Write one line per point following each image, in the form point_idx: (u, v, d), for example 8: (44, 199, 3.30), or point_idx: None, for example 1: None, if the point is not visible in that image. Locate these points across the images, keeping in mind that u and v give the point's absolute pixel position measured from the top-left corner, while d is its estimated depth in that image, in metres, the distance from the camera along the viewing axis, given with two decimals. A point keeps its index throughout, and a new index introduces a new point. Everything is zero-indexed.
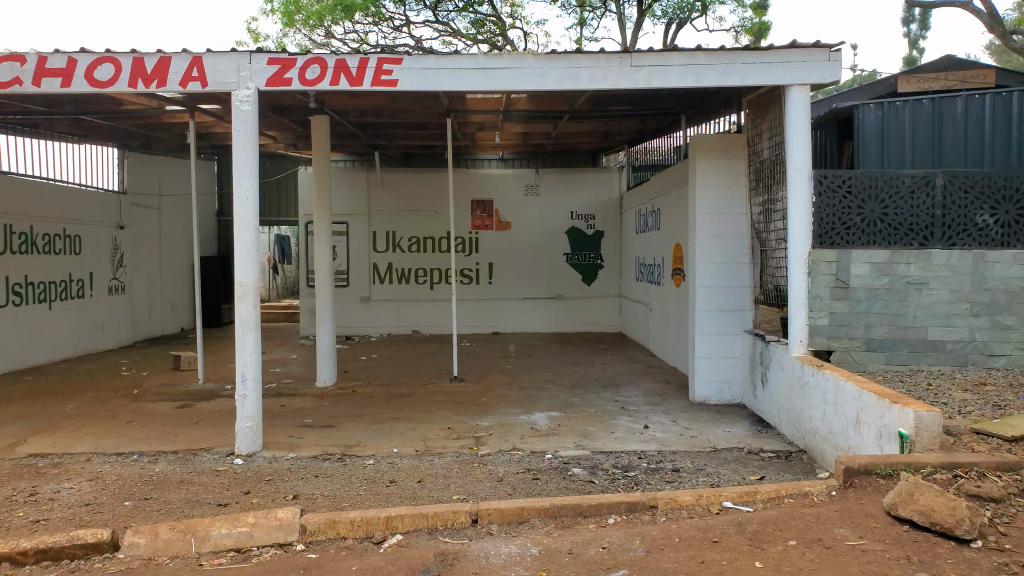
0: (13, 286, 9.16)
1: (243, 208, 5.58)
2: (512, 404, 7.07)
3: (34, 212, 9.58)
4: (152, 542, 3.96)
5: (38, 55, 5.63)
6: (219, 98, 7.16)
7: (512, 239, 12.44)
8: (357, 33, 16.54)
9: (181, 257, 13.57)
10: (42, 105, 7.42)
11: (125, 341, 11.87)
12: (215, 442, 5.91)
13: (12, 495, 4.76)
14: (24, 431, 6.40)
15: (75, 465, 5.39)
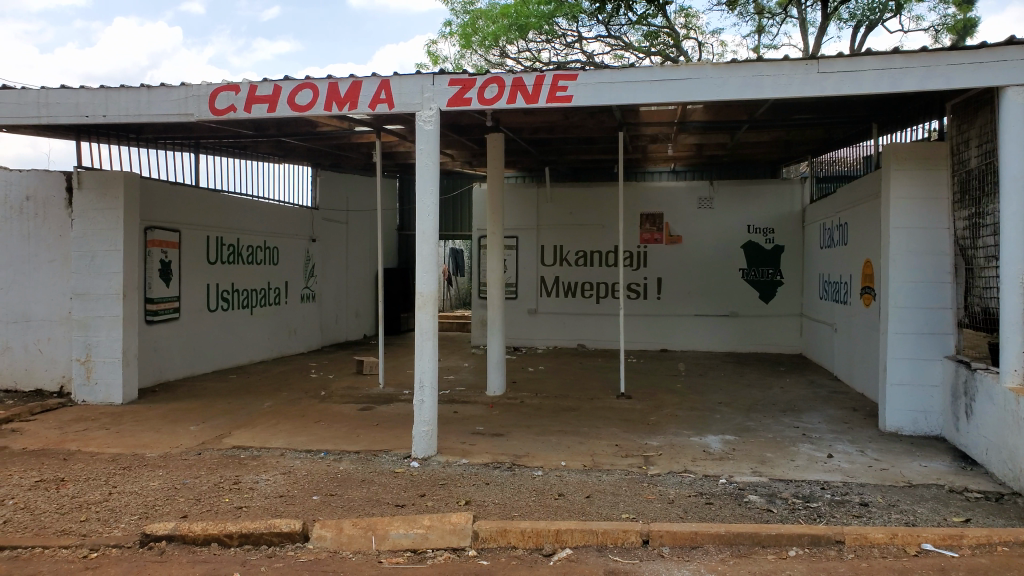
0: (222, 293, 10.15)
1: (424, 223, 5.84)
2: (684, 425, 6.88)
3: (242, 225, 10.57)
4: (338, 536, 4.21)
5: (250, 84, 6.23)
6: (403, 119, 7.57)
7: (683, 254, 12.17)
8: (530, 51, 16.92)
9: (365, 268, 14.44)
10: (251, 129, 8.20)
11: (315, 345, 12.80)
12: (394, 444, 6.21)
13: (219, 482, 5.24)
14: (229, 424, 7.06)
15: (272, 459, 5.85)
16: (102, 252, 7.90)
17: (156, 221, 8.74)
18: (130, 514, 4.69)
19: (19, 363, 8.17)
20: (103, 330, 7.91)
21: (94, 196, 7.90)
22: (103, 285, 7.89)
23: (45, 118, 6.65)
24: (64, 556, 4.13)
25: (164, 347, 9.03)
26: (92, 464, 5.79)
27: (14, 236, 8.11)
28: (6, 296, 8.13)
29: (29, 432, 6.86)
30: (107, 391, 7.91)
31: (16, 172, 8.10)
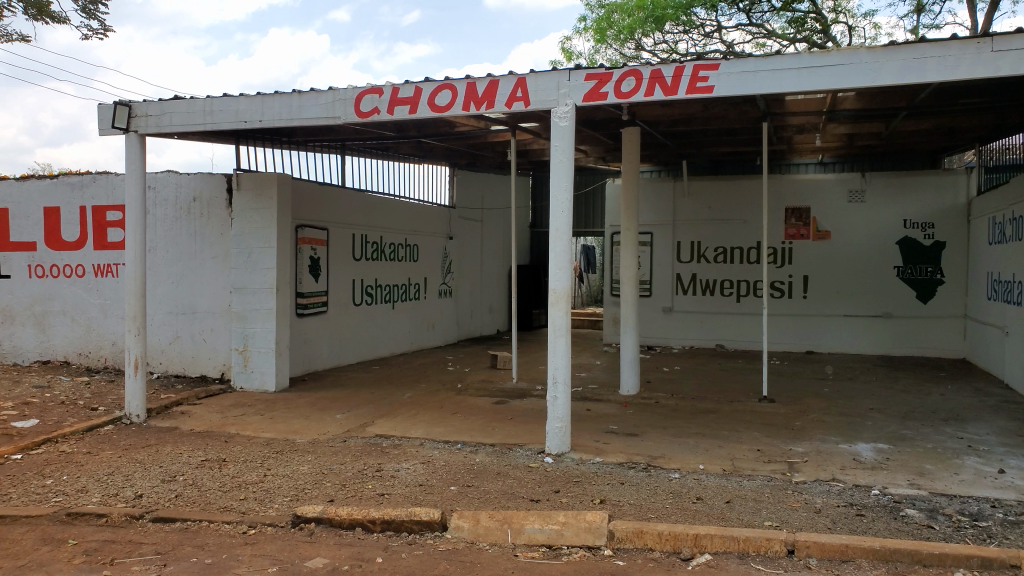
0: (366, 288, 10.60)
1: (559, 219, 5.83)
2: (831, 431, 6.51)
3: (384, 224, 10.99)
4: (474, 527, 4.28)
5: (392, 87, 6.46)
6: (538, 116, 7.61)
7: (831, 251, 11.54)
8: (667, 43, 16.58)
9: (499, 264, 14.66)
10: (392, 130, 8.51)
11: (451, 340, 13.14)
12: (529, 439, 6.25)
13: (363, 468, 5.48)
14: (372, 413, 7.36)
15: (411, 449, 6.04)
16: (258, 249, 8.45)
17: (307, 220, 9.23)
18: (282, 495, 4.98)
19: (186, 351, 8.86)
20: (259, 322, 8.45)
21: (252, 197, 8.45)
22: (259, 280, 8.43)
23: (210, 124, 7.18)
24: (226, 531, 4.45)
25: (313, 338, 9.54)
26: (249, 446, 6.20)
27: (182, 234, 8.80)
28: (176, 289, 8.83)
29: (196, 415, 7.44)
30: (262, 378, 8.45)
31: (185, 176, 8.79)
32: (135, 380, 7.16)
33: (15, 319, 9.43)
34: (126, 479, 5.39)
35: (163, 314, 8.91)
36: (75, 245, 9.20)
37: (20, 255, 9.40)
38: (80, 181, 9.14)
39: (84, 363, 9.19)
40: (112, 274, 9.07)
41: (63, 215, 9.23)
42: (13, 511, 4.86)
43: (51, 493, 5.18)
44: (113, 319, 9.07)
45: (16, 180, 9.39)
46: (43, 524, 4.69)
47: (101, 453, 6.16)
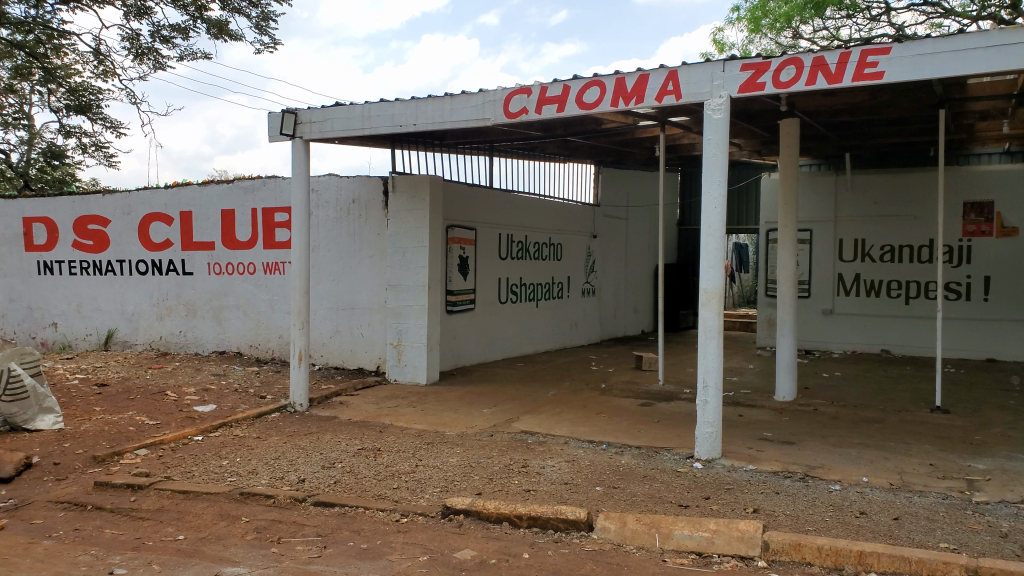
0: (511, 286, 10.74)
1: (711, 216, 5.64)
2: (1019, 448, 5.88)
3: (530, 223, 11.11)
4: (621, 530, 4.21)
5: (541, 86, 6.49)
6: (689, 110, 7.40)
7: (1017, 248, 10.48)
8: (827, 30, 15.67)
9: (645, 263, 14.44)
10: (540, 130, 8.56)
11: (595, 339, 13.08)
12: (677, 442, 6.09)
13: (510, 463, 5.54)
14: (517, 410, 7.45)
15: (556, 446, 6.05)
16: (411, 249, 8.76)
17: (457, 220, 9.47)
18: (433, 486, 5.13)
19: (345, 344, 9.35)
20: (412, 318, 8.76)
21: (406, 198, 8.78)
22: (412, 278, 8.74)
23: (368, 129, 7.49)
24: (380, 518, 4.63)
25: (461, 335, 9.78)
26: (402, 437, 6.44)
27: (342, 234, 9.29)
28: (336, 286, 9.34)
29: (353, 405, 7.83)
30: (414, 372, 8.76)
31: (345, 179, 9.27)
32: (299, 370, 7.62)
33: (196, 312, 10.31)
34: (291, 464, 5.75)
35: (325, 309, 9.44)
36: (247, 244, 9.93)
37: (200, 254, 10.27)
38: (252, 185, 9.86)
39: (255, 354, 9.92)
40: (280, 272, 9.74)
41: (237, 216, 9.99)
42: (194, 487, 5.31)
43: (226, 472, 5.62)
44: (280, 313, 9.74)
45: (198, 185, 10.25)
46: (220, 501, 5.09)
47: (270, 438, 6.61)
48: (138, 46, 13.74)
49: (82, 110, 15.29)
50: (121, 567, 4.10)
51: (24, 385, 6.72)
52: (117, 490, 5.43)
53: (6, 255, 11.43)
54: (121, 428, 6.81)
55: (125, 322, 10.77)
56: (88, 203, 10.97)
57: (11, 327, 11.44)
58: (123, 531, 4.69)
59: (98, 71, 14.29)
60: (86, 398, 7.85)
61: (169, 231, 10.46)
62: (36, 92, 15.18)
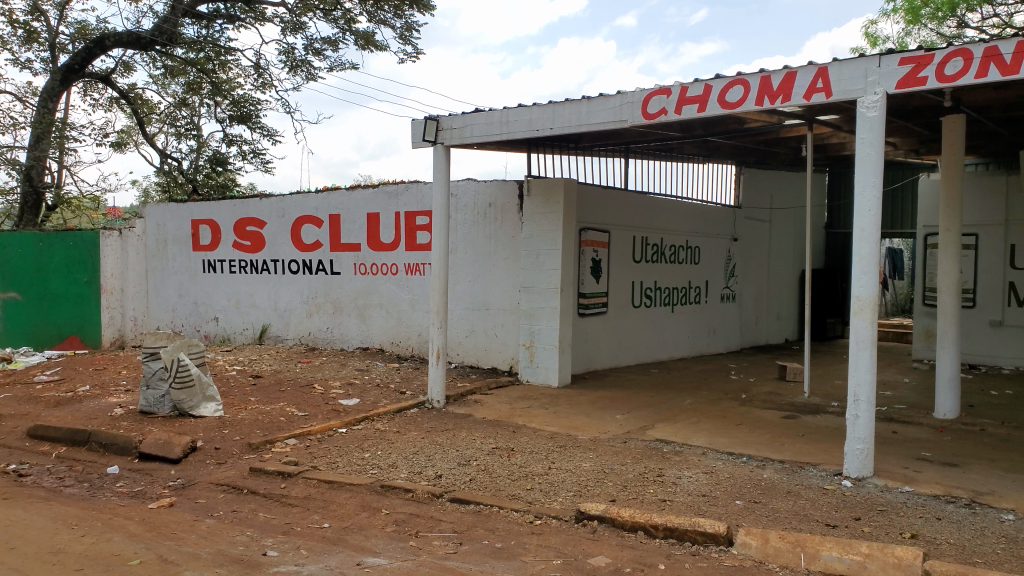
0: (647, 290, 10.57)
1: (864, 220, 5.30)
2: None
3: (667, 226, 10.89)
4: (763, 546, 4.02)
5: (681, 86, 6.32)
6: (840, 107, 7.00)
7: None
8: (999, 17, 14.38)
9: (788, 268, 13.81)
10: (678, 131, 8.37)
11: (734, 346, 12.65)
12: (824, 459, 5.76)
13: (645, 472, 5.44)
14: (652, 417, 7.30)
15: (693, 457, 5.88)
16: (545, 251, 8.79)
17: (591, 223, 9.41)
18: (566, 489, 5.12)
19: (480, 344, 9.52)
20: (545, 320, 8.78)
21: (541, 201, 8.82)
22: (546, 281, 8.77)
23: (505, 134, 7.57)
24: (514, 518, 4.67)
25: (595, 338, 9.72)
26: (535, 439, 6.47)
27: (479, 236, 9.46)
28: (473, 287, 9.54)
29: (487, 404, 7.94)
30: (546, 374, 8.78)
31: (482, 183, 9.44)
32: (436, 368, 7.83)
33: (342, 310, 10.82)
34: (429, 460, 5.91)
35: (461, 309, 9.65)
36: (390, 246, 10.33)
37: (347, 255, 10.77)
38: (395, 190, 10.23)
39: (396, 351, 10.30)
40: (420, 272, 10.07)
41: (381, 219, 10.40)
42: (339, 478, 5.56)
43: (368, 465, 5.85)
44: (420, 312, 10.06)
45: (345, 189, 10.76)
46: (363, 492, 5.30)
47: (408, 433, 6.82)
48: (293, 59, 14.63)
49: (243, 120, 16.46)
50: (273, 549, 4.35)
51: (192, 374, 7.26)
52: (269, 477, 5.78)
53: (176, 254, 12.44)
54: (273, 418, 7.25)
55: (278, 318, 11.46)
56: (248, 206, 11.76)
57: (179, 320, 12.44)
58: (275, 516, 4.98)
59: (258, 83, 15.34)
60: (243, 389, 8.41)
61: (318, 233, 11.04)
62: (204, 104, 16.48)
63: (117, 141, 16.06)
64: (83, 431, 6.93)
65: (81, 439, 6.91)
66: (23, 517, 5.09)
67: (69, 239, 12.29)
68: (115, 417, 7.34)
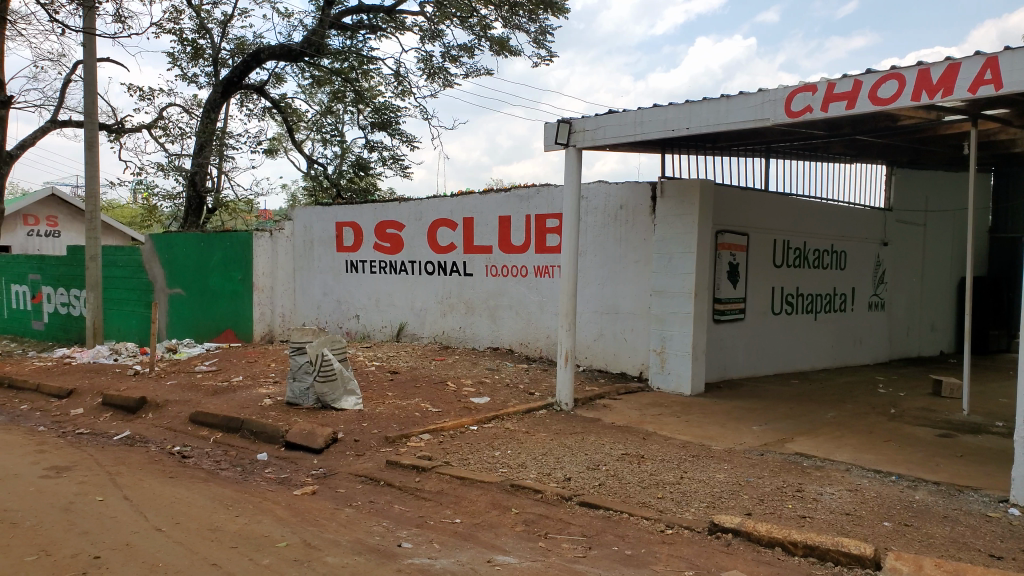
0: (787, 296, 10.13)
1: None
2: None
3: (810, 229, 10.37)
4: (915, 573, 3.75)
5: (828, 83, 6.01)
6: (1010, 101, 6.43)
7: None
8: None
9: (945, 275, 12.84)
10: (824, 129, 7.95)
11: (882, 358, 11.90)
12: (987, 483, 5.29)
13: (783, 486, 5.20)
14: (791, 430, 6.97)
15: (837, 473, 5.56)
16: (678, 255, 8.57)
17: (728, 225, 9.07)
18: (699, 500, 4.98)
19: (609, 347, 9.45)
20: (677, 325, 8.57)
21: (675, 203, 8.60)
22: (678, 285, 8.54)
23: (639, 135, 7.45)
24: (644, 526, 4.59)
25: (731, 345, 9.40)
26: (666, 447, 6.34)
27: (610, 239, 9.40)
28: (603, 290, 9.49)
29: (617, 409, 7.86)
30: (678, 381, 8.57)
31: (614, 185, 9.36)
32: (565, 370, 7.83)
33: (474, 310, 11.05)
34: (558, 462, 5.92)
35: (591, 312, 9.63)
36: (521, 248, 10.44)
37: (479, 257, 10.99)
38: (527, 193, 10.34)
39: (525, 352, 10.40)
40: (550, 275, 10.12)
41: (512, 222, 10.53)
42: (470, 475, 5.67)
43: (498, 463, 5.93)
44: (550, 315, 10.11)
45: (479, 193, 10.97)
46: (493, 490, 5.38)
47: (537, 434, 6.87)
48: (431, 67, 15.10)
49: (383, 127, 17.13)
50: (407, 541, 4.49)
51: (334, 367, 7.65)
52: (404, 470, 5.98)
53: (321, 254, 13.13)
54: (409, 413, 7.50)
55: (414, 317, 11.85)
56: (387, 210, 12.24)
57: (323, 317, 13.13)
58: (410, 509, 5.15)
59: (397, 91, 15.95)
60: (381, 384, 8.76)
61: (452, 236, 11.33)
62: (348, 112, 17.29)
63: (270, 149, 17.17)
64: (237, 418, 7.45)
65: (235, 426, 7.42)
66: (185, 496, 5.53)
67: (226, 240, 13.25)
68: (265, 406, 7.84)
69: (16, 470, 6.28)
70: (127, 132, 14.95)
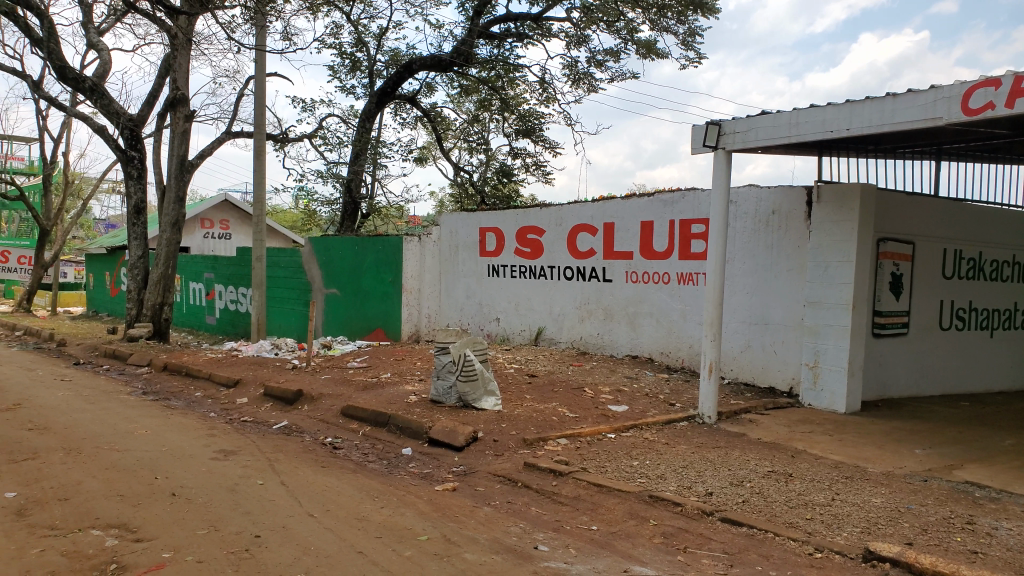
0: (958, 310, 9.34)
1: None
2: None
3: (986, 237, 9.50)
4: None
5: (1015, 77, 5.43)
6: None
7: None
8: None
9: None
10: (1006, 129, 7.26)
11: None
12: None
13: (950, 517, 4.78)
14: (960, 456, 6.40)
15: (1014, 507, 5.05)
16: (834, 264, 8.07)
17: (892, 233, 8.46)
18: (853, 524, 4.67)
19: (757, 360, 9.08)
20: (832, 338, 8.07)
21: (833, 208, 8.11)
22: (835, 295, 8.04)
23: (793, 137, 7.11)
24: (791, 548, 4.36)
25: (892, 362, 8.77)
26: (816, 466, 5.99)
27: (760, 247, 9.04)
28: (751, 300, 9.13)
29: (763, 425, 7.53)
30: (832, 398, 8.09)
31: (766, 189, 8.99)
32: (708, 382, 7.59)
33: (613, 317, 10.94)
34: (699, 475, 5.74)
35: (738, 322, 9.31)
36: (664, 255, 10.24)
37: (620, 263, 10.89)
38: (671, 198, 10.14)
39: (666, 362, 10.18)
40: (694, 282, 9.87)
41: (656, 228, 10.35)
42: (608, 482, 5.61)
43: (637, 473, 5.84)
44: (693, 323, 9.85)
45: (621, 198, 10.86)
46: (631, 500, 5.29)
47: (678, 446, 6.70)
48: (576, 72, 15.15)
49: (528, 134, 17.32)
50: (544, 544, 4.51)
51: (477, 368, 7.80)
52: (542, 473, 6.00)
53: (465, 258, 13.48)
54: (547, 417, 7.54)
55: (552, 322, 11.90)
56: (528, 215, 12.36)
57: (466, 320, 13.46)
58: (547, 512, 5.16)
59: (542, 97, 16.13)
60: (520, 387, 8.86)
61: (593, 242, 11.29)
62: (494, 120, 17.64)
63: (419, 157, 17.85)
64: (384, 413, 7.77)
65: (382, 421, 7.74)
66: (335, 484, 5.82)
67: (378, 244, 13.87)
68: (410, 403, 8.13)
69: (191, 451, 6.87)
70: (291, 141, 16.02)
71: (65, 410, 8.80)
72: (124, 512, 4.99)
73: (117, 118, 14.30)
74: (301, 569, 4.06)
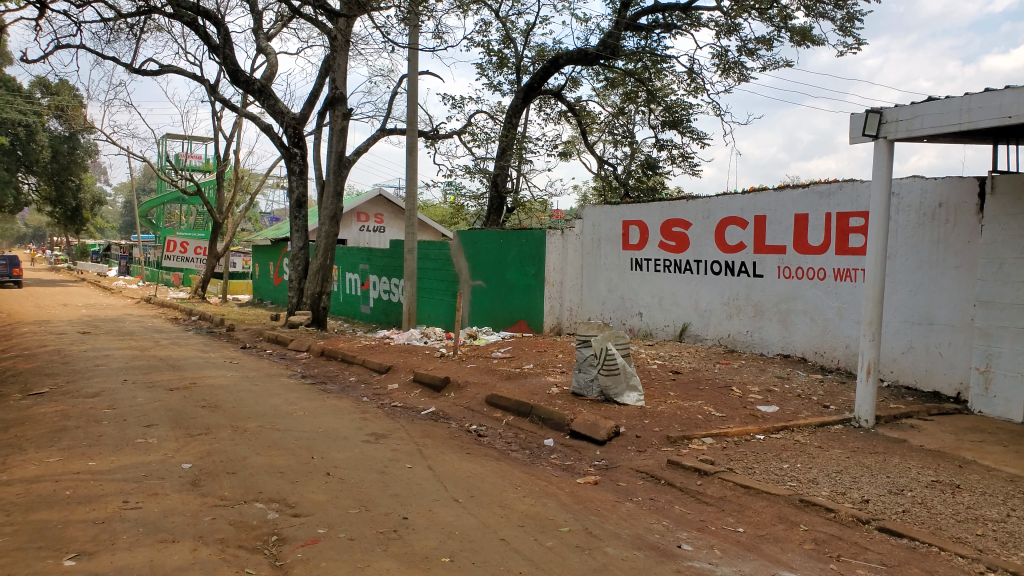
0: None
1: None
2: None
3: None
4: None
5: None
6: None
7: None
8: None
9: None
10: None
11: None
12: None
13: None
14: None
15: None
16: (1011, 260, 7.40)
17: None
18: None
19: (920, 362, 8.49)
20: (1007, 342, 7.41)
21: (1010, 200, 7.44)
22: (1011, 295, 7.38)
23: (965, 123, 6.56)
24: (958, 565, 4.09)
25: None
26: (989, 478, 5.54)
27: (925, 242, 8.43)
28: (915, 298, 8.54)
29: (927, 431, 7.04)
30: (1006, 406, 7.43)
31: (933, 180, 8.37)
32: (866, 384, 7.19)
33: (763, 314, 10.57)
34: (855, 481, 5.48)
35: (899, 321, 8.73)
36: (819, 249, 9.78)
37: (771, 257, 10.50)
38: (828, 189, 9.66)
39: (820, 362, 9.73)
40: (851, 279, 9.36)
41: (810, 221, 9.91)
42: (756, 484, 5.47)
43: (786, 476, 5.64)
44: (850, 322, 9.35)
45: (773, 190, 10.47)
46: (780, 503, 5.13)
47: (831, 450, 6.40)
48: (726, 62, 14.71)
49: (674, 125, 16.98)
50: (687, 543, 4.48)
51: (618, 362, 7.81)
52: (686, 472, 5.93)
53: (607, 252, 13.41)
54: (691, 415, 7.42)
55: (698, 318, 11.66)
56: (674, 208, 12.15)
57: (608, 313, 13.41)
58: (691, 511, 5.11)
59: (690, 87, 15.78)
60: (663, 383, 8.78)
61: (742, 235, 10.94)
62: (640, 112, 17.46)
63: (564, 151, 17.98)
64: (527, 404, 7.94)
65: (525, 411, 7.92)
66: (480, 471, 6.04)
67: (522, 237, 14.13)
68: (553, 394, 8.26)
69: (347, 433, 7.33)
70: (440, 138, 16.61)
71: (235, 390, 9.61)
72: (286, 487, 5.42)
73: (282, 118, 15.38)
74: (446, 552, 4.26)
